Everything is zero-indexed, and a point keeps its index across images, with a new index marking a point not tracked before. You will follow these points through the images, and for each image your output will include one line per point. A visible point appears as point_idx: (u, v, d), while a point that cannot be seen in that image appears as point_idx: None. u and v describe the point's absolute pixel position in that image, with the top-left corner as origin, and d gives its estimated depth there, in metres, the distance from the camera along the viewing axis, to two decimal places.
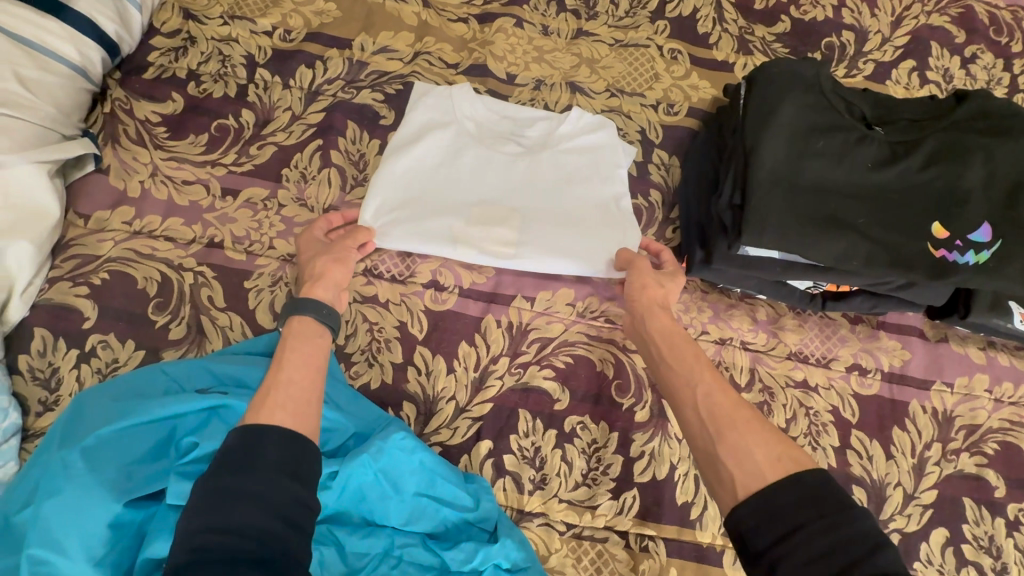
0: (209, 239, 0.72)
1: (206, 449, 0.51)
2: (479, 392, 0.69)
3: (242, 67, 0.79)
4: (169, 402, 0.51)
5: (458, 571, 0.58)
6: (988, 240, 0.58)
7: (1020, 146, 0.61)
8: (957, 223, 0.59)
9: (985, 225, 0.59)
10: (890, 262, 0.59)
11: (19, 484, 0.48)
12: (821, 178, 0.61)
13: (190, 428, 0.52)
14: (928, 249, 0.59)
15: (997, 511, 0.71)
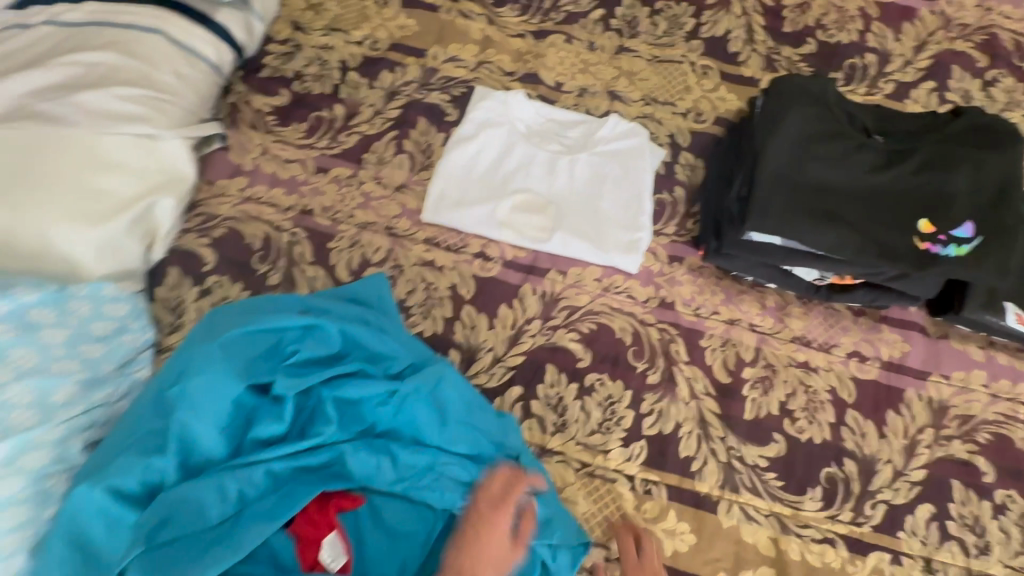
0: (302, 207, 0.88)
1: (305, 355, 0.67)
2: (514, 345, 0.82)
3: (337, 70, 0.96)
4: (279, 318, 0.66)
5: (488, 485, 0.72)
6: (970, 236, 0.66)
7: (1006, 158, 0.68)
8: (943, 221, 0.67)
9: (969, 223, 0.66)
10: (879, 254, 0.68)
11: (172, 365, 0.64)
12: (820, 177, 0.70)
13: (292, 340, 0.67)
14: (914, 242, 0.67)
15: (984, 495, 0.77)
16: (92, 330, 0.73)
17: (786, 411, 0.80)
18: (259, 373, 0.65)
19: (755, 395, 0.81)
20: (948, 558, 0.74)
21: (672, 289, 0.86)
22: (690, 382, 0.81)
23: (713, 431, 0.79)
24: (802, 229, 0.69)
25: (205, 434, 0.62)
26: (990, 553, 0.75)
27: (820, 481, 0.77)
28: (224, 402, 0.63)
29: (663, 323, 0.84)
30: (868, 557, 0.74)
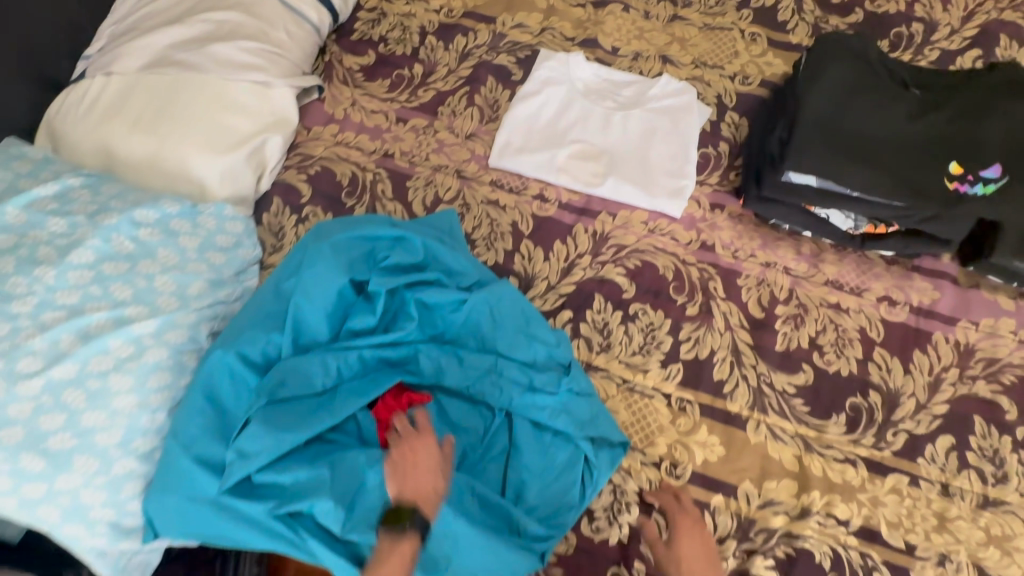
0: (385, 151, 1.01)
1: (394, 261, 0.80)
2: (566, 276, 0.92)
3: (417, 35, 1.09)
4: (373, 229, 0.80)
5: (542, 388, 0.82)
6: (997, 176, 0.72)
7: None
8: (972, 163, 0.73)
9: (996, 165, 0.73)
10: (909, 193, 0.74)
11: (289, 262, 0.79)
12: (856, 123, 0.77)
13: (382, 249, 0.81)
14: (945, 183, 0.74)
15: (1005, 431, 0.82)
16: (217, 241, 0.86)
17: (816, 345, 0.87)
18: (356, 272, 0.78)
19: (787, 330, 0.88)
20: (965, 485, 0.80)
21: (713, 233, 0.94)
22: (726, 316, 0.89)
23: (745, 359, 0.87)
24: (837, 169, 0.76)
25: (313, 316, 0.76)
26: (1007, 483, 0.80)
27: (844, 409, 0.84)
28: (329, 292, 0.77)
29: (703, 263, 0.92)
30: (887, 478, 0.81)
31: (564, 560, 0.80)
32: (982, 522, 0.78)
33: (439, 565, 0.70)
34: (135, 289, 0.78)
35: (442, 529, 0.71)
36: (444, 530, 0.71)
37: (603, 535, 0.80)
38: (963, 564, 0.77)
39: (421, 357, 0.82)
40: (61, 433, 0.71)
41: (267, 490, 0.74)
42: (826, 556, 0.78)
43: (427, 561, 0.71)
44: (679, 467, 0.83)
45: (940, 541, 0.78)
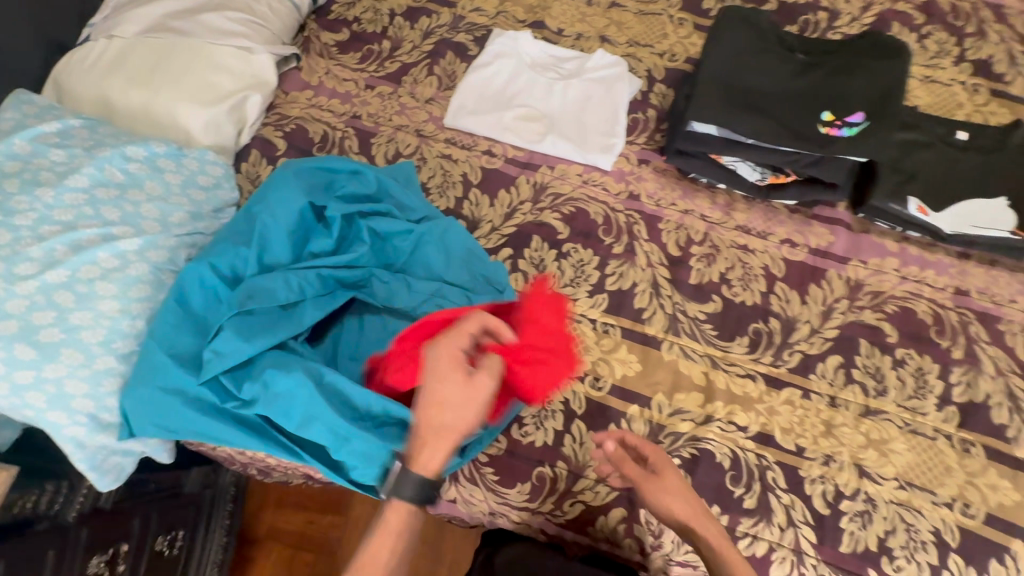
0: (354, 113, 1.14)
1: (349, 192, 0.93)
2: (509, 220, 1.04)
3: (386, 15, 1.23)
4: (333, 164, 0.94)
5: (482, 308, 0.93)
6: (859, 121, 0.86)
7: (894, 66, 0.88)
8: (840, 112, 0.87)
9: (859, 112, 0.86)
10: (790, 137, 0.87)
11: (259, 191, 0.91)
12: (747, 80, 0.91)
13: (341, 182, 0.94)
14: (820, 129, 0.86)
15: (886, 351, 0.93)
16: (198, 181, 0.98)
17: (725, 280, 0.99)
18: (317, 198, 0.91)
19: (700, 267, 1.00)
20: (850, 397, 0.91)
21: (639, 184, 1.06)
22: (648, 254, 1.01)
23: (662, 291, 0.98)
24: (731, 118, 0.89)
25: (277, 234, 0.88)
26: (886, 395, 0.91)
27: (747, 332, 0.96)
28: (291, 213, 0.89)
29: (630, 210, 1.04)
30: (782, 391, 0.92)
31: (495, 459, 0.90)
32: (862, 428, 0.89)
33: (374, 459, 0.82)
34: (124, 213, 0.90)
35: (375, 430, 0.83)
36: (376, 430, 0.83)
37: (530, 438, 0.90)
38: (845, 463, 0.87)
39: (374, 281, 0.94)
40: (50, 328, 0.82)
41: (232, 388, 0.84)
42: (726, 457, 0.88)
43: (362, 454, 0.82)
44: (601, 380, 0.93)
45: (826, 443, 0.88)
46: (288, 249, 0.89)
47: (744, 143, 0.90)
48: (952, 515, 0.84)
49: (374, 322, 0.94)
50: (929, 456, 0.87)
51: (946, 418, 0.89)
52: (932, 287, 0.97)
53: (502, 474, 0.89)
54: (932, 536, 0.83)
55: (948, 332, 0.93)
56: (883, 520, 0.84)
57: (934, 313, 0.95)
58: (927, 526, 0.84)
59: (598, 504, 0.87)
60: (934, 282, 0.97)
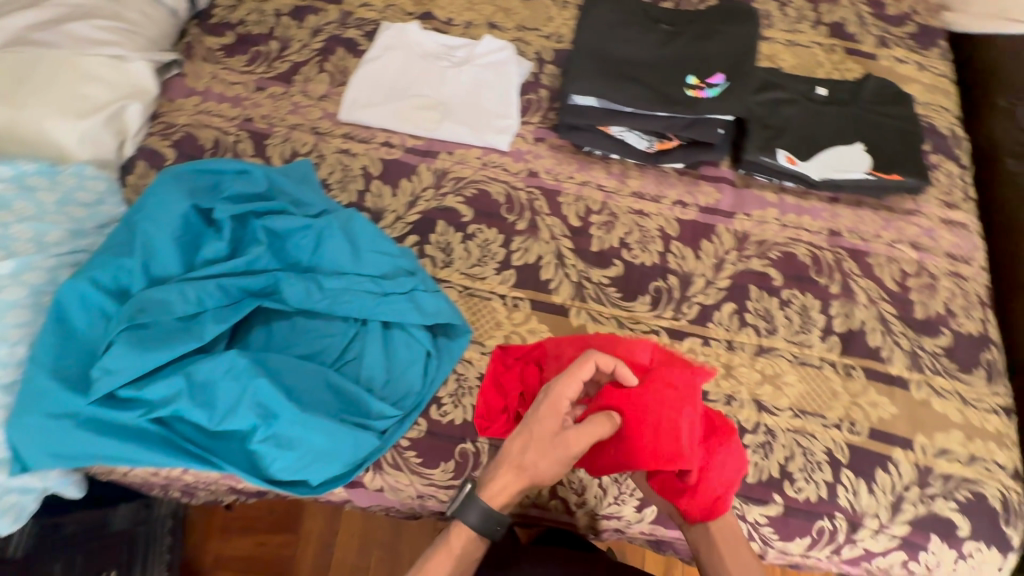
0: (245, 116, 1.11)
1: (236, 191, 0.91)
2: (412, 208, 1.05)
3: (272, 16, 1.21)
4: (217, 166, 0.93)
5: (390, 294, 0.93)
6: (720, 82, 1.01)
7: (738, 35, 1.05)
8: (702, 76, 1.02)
9: (719, 74, 1.01)
10: (662, 101, 1.00)
11: (139, 200, 0.89)
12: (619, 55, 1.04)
13: (227, 183, 0.92)
14: (688, 91, 1.01)
15: (774, 294, 1.00)
16: (77, 197, 0.93)
17: (625, 244, 1.04)
18: (202, 201, 0.89)
19: (600, 234, 1.04)
20: (745, 339, 0.97)
21: (537, 162, 1.10)
22: (550, 228, 1.04)
23: (567, 261, 1.02)
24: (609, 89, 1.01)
25: (162, 241, 0.86)
26: (777, 333, 0.98)
27: (648, 291, 1.00)
28: (173, 218, 0.87)
29: (530, 187, 1.08)
30: (684, 341, 0.97)
31: (417, 442, 0.90)
32: (758, 366, 0.96)
33: (293, 446, 0.85)
34: None
35: (292, 419, 0.84)
36: (293, 419, 0.84)
37: (450, 417, 0.92)
38: (745, 401, 0.93)
39: (282, 283, 0.90)
40: None
41: (132, 401, 0.83)
42: None
43: (283, 441, 0.85)
44: None
45: (727, 385, 0.94)
46: (177, 254, 0.87)
47: (624, 111, 1.03)
48: (841, 435, 0.91)
49: (282, 326, 0.94)
50: (818, 384, 0.94)
51: (829, 348, 0.97)
52: (809, 232, 1.05)
53: (425, 455, 0.90)
54: (825, 456, 0.90)
55: (825, 270, 1.02)
56: (782, 448, 0.91)
57: (812, 254, 1.03)
58: (821, 447, 0.91)
59: None
60: (811, 226, 1.05)
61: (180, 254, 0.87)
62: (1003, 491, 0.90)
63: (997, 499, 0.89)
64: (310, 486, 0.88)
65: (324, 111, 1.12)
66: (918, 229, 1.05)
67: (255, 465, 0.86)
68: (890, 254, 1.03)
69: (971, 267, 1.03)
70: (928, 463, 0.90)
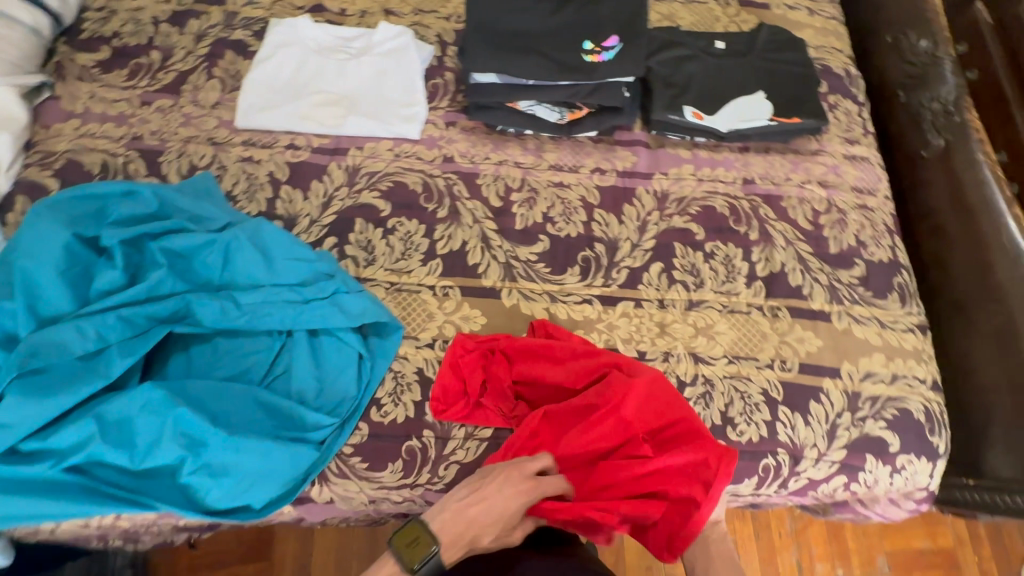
0: (133, 134, 1.04)
1: (125, 214, 0.85)
2: (327, 209, 1.01)
3: (150, 25, 1.13)
4: (100, 189, 0.86)
5: (313, 300, 0.89)
6: (614, 44, 1.03)
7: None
8: (597, 40, 1.03)
9: (613, 36, 1.03)
10: (560, 69, 1.01)
11: (14, 237, 0.81)
12: (513, 27, 1.04)
13: (114, 206, 0.86)
14: (585, 57, 1.02)
15: (697, 248, 1.02)
16: None
17: (548, 219, 1.03)
18: (88, 229, 0.83)
19: (523, 212, 1.03)
20: (675, 296, 0.99)
21: (451, 146, 1.07)
22: (472, 212, 1.03)
23: (492, 242, 1.01)
24: (507, 62, 1.01)
25: (46, 278, 0.79)
26: (704, 285, 1.00)
27: (577, 261, 1.01)
28: (56, 251, 0.80)
29: (447, 173, 1.05)
30: (617, 306, 0.98)
31: (361, 448, 0.88)
32: (690, 320, 0.97)
33: (228, 472, 0.80)
34: None
35: (223, 444, 0.80)
36: (224, 444, 0.80)
37: (392, 417, 0.89)
38: (681, 355, 0.95)
39: (193, 305, 0.85)
40: None
41: (43, 451, 0.77)
42: None
43: (215, 469, 0.80)
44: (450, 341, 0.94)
45: (663, 342, 0.96)
46: (67, 290, 0.80)
47: (527, 85, 1.03)
48: (774, 374, 0.94)
49: (203, 350, 0.89)
50: (748, 329, 0.97)
51: (755, 293, 1.00)
52: (724, 183, 1.07)
53: (371, 460, 0.87)
54: (762, 397, 0.93)
55: (743, 219, 1.04)
56: (721, 395, 0.93)
57: (729, 205, 1.05)
58: (757, 389, 0.93)
59: (471, 460, 0.88)
60: (725, 178, 1.08)
61: (70, 290, 0.81)
62: (926, 403, 0.95)
63: (921, 412, 0.95)
64: (254, 510, 0.83)
65: (219, 120, 1.06)
66: (824, 167, 1.09)
67: (190, 498, 0.81)
68: (802, 195, 1.07)
69: (876, 198, 1.08)
70: (856, 388, 0.94)
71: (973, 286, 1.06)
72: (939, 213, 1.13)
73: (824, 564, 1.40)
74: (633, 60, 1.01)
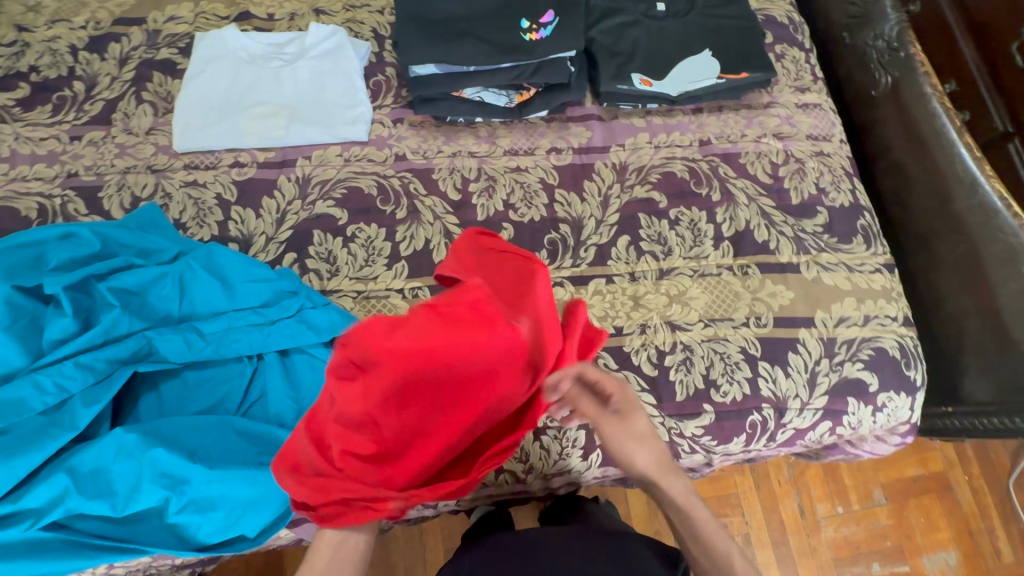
0: (67, 172, 0.99)
1: (64, 258, 0.81)
2: (282, 224, 0.98)
3: (68, 54, 1.07)
4: (32, 234, 0.81)
5: (278, 319, 0.87)
6: (550, 20, 1.00)
7: None
8: (533, 17, 1.01)
9: (549, 11, 1.01)
10: (500, 52, 0.99)
11: None
12: (445, 14, 1.01)
13: (51, 250, 0.82)
14: (524, 36, 1.00)
15: (662, 216, 1.02)
16: None
17: (510, 206, 1.02)
18: (27, 278, 0.79)
19: (482, 202, 1.02)
20: (646, 267, 0.99)
21: (401, 144, 1.05)
22: (432, 208, 1.00)
23: (456, 237, 0.99)
24: (444, 50, 0.98)
25: None
26: (672, 252, 1.00)
27: (544, 245, 0.99)
28: None
29: (401, 172, 1.03)
30: (589, 285, 0.97)
31: None
32: (663, 289, 0.97)
33: (216, 505, 0.79)
34: None
35: (206, 478, 0.78)
36: (206, 478, 0.78)
37: None
38: (658, 326, 0.95)
39: (155, 342, 0.83)
40: None
41: (18, 514, 0.74)
42: None
43: (203, 504, 0.78)
44: None
45: (638, 315, 0.95)
46: (14, 345, 0.76)
47: (468, 72, 1.00)
48: (750, 331, 0.95)
49: (172, 386, 0.86)
50: (720, 290, 0.97)
51: (723, 254, 1.00)
52: (682, 147, 1.06)
53: None
54: (741, 355, 0.94)
55: (703, 181, 1.04)
56: (701, 359, 0.93)
57: (689, 168, 1.05)
58: (736, 348, 0.94)
59: None
60: (682, 141, 1.07)
61: (18, 344, 0.77)
62: (899, 339, 0.97)
63: (895, 348, 0.96)
64: (250, 539, 0.82)
65: (156, 146, 1.02)
66: (778, 119, 1.09)
67: (182, 538, 0.79)
68: (759, 149, 1.06)
69: (832, 143, 1.08)
70: (831, 334, 0.96)
71: (933, 218, 1.07)
72: (896, 150, 1.14)
73: (824, 504, 1.44)
74: (573, 33, 0.99)
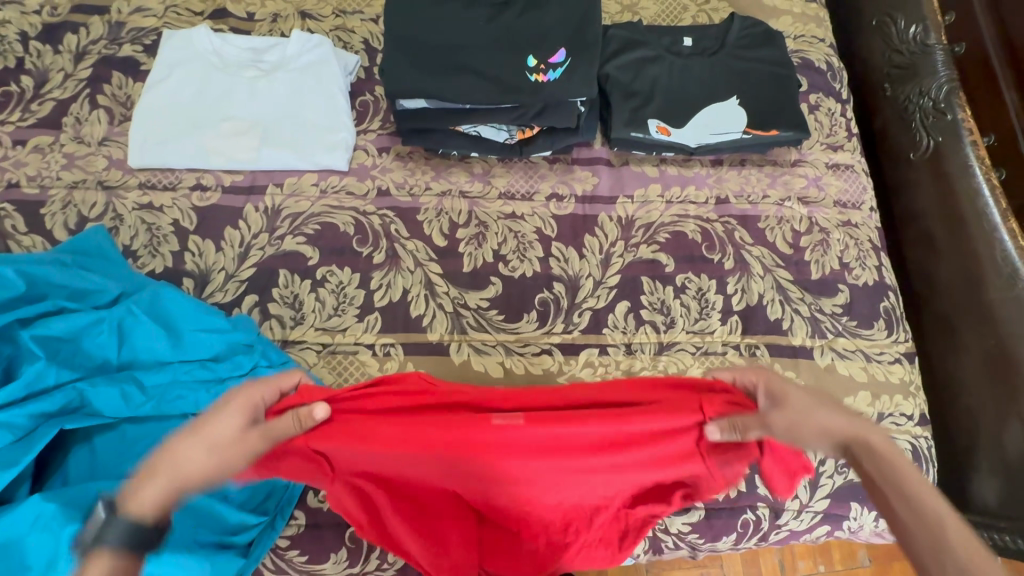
0: (6, 181, 0.88)
1: None
2: (244, 261, 0.88)
3: (17, 42, 0.95)
4: None
5: (230, 376, 0.78)
6: (562, 60, 0.88)
7: None
8: (543, 53, 0.89)
9: (561, 50, 0.89)
10: (501, 91, 0.88)
11: None
12: (443, 40, 0.89)
13: None
14: (530, 79, 0.88)
15: (667, 282, 0.92)
16: None
17: (500, 256, 0.91)
18: None
19: (470, 250, 0.91)
20: (644, 339, 0.89)
21: (385, 176, 0.94)
22: (413, 254, 0.90)
23: (438, 289, 0.89)
24: (437, 82, 0.87)
25: None
26: (676, 325, 0.90)
27: (533, 305, 0.89)
28: None
29: (383, 209, 0.92)
30: (580, 355, 0.88)
31: (298, 539, 0.78)
32: (661, 366, 0.88)
33: None
34: None
35: None
36: None
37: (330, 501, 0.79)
38: None
39: (88, 395, 0.73)
40: None
41: None
42: None
43: None
44: None
45: None
46: None
47: (464, 108, 0.89)
48: None
49: (107, 440, 0.77)
50: None
51: (731, 329, 0.90)
52: (696, 204, 0.96)
53: (310, 552, 0.78)
54: None
55: (716, 245, 0.94)
56: None
57: (701, 230, 0.94)
58: None
59: None
60: (696, 198, 0.96)
61: None
62: (913, 441, 0.88)
63: (908, 451, 0.88)
64: None
65: (109, 158, 0.91)
66: (804, 180, 0.98)
67: None
68: (780, 214, 0.96)
69: (861, 212, 0.98)
70: None
71: (963, 301, 0.97)
72: (929, 220, 1.04)
73: None
74: (586, 76, 0.88)
